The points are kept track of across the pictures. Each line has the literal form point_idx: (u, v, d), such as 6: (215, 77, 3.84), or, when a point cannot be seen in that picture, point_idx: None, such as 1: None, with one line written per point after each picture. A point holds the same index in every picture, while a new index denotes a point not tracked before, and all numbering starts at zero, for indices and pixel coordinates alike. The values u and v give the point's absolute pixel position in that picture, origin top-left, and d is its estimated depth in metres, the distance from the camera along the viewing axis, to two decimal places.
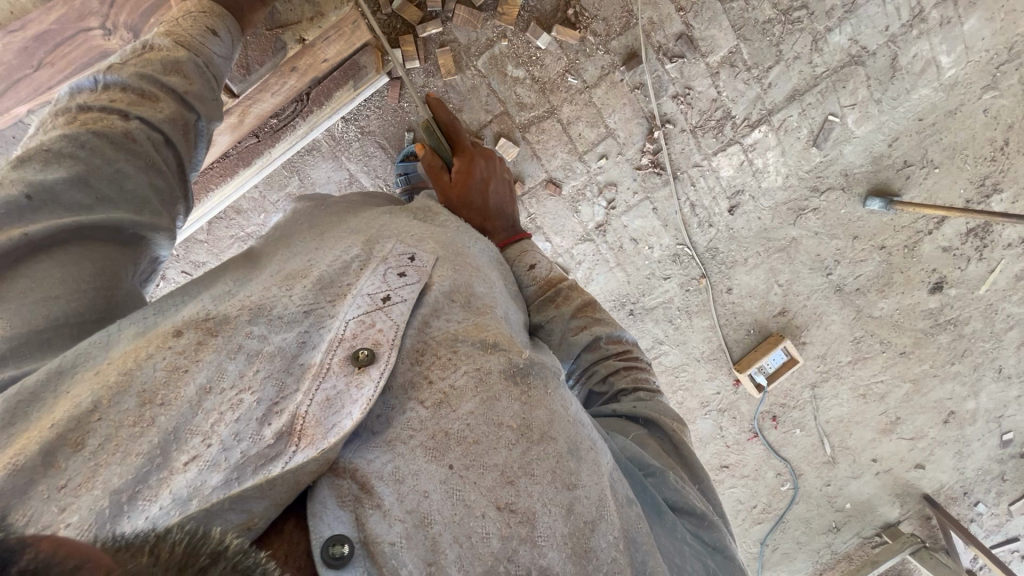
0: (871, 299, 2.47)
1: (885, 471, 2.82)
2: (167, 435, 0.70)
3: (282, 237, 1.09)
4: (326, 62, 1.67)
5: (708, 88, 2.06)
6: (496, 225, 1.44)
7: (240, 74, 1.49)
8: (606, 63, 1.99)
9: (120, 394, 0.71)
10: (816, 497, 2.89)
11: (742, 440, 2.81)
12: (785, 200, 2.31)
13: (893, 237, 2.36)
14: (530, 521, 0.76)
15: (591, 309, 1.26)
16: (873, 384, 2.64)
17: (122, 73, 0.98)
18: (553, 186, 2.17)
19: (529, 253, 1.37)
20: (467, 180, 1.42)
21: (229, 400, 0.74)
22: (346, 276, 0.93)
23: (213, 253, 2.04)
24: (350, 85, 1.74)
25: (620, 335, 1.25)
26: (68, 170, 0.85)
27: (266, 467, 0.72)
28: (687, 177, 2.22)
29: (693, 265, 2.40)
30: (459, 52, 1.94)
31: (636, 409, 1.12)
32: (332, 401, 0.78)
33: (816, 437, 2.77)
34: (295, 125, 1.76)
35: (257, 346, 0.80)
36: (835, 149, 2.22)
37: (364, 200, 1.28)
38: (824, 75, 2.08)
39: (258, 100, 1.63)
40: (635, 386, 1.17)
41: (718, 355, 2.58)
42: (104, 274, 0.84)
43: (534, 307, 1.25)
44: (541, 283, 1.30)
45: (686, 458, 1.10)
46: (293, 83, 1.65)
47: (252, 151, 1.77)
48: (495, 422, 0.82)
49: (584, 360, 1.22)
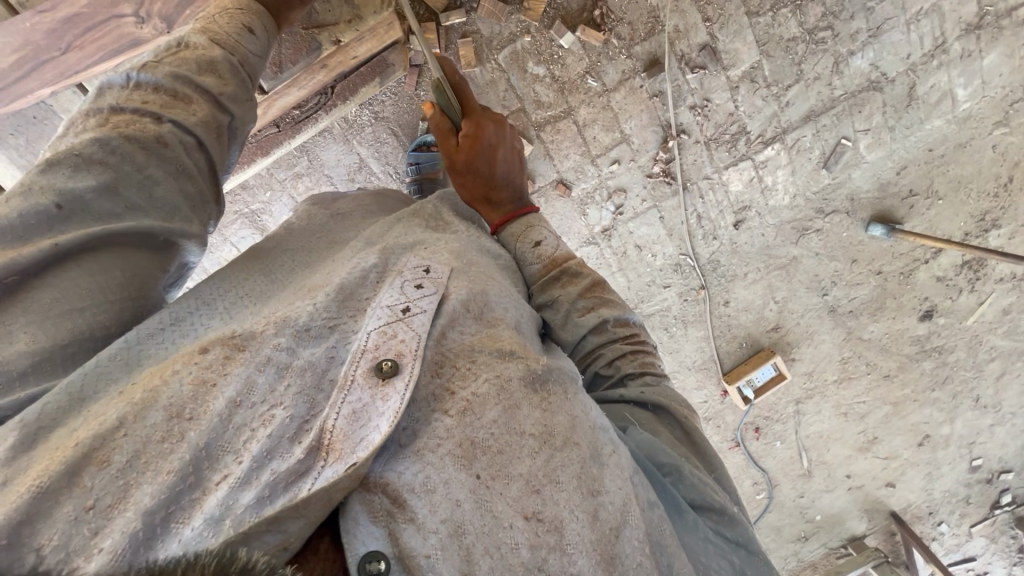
0: (863, 322, 2.51)
1: (857, 487, 2.91)
2: (197, 452, 0.72)
3: (298, 246, 1.12)
4: (355, 59, 1.67)
5: (726, 102, 2.05)
6: (501, 198, 1.35)
7: (272, 72, 1.60)
8: (627, 67, 1.97)
9: (148, 409, 0.73)
10: (789, 507, 2.98)
11: (724, 449, 2.86)
12: (790, 219, 2.32)
13: (890, 263, 2.40)
14: (559, 529, 0.77)
15: (599, 289, 1.24)
16: (855, 404, 2.71)
17: (156, 73, 0.98)
18: (563, 187, 2.17)
19: (536, 231, 1.31)
20: (474, 148, 1.34)
21: (261, 416, 0.77)
22: (365, 288, 0.95)
23: (215, 228, 2.00)
24: (376, 82, 1.73)
25: (627, 318, 1.22)
26: (97, 177, 0.86)
27: (297, 485, 0.72)
28: (696, 189, 2.22)
29: (694, 276, 2.41)
30: (481, 45, 1.91)
31: (645, 395, 1.12)
32: (358, 415, 0.79)
33: (795, 450, 2.84)
34: (318, 117, 1.76)
35: (286, 359, 0.83)
36: (843, 173, 2.23)
37: (378, 202, 1.30)
38: (841, 98, 2.08)
39: (283, 94, 1.65)
40: (641, 370, 1.16)
41: (709, 365, 2.62)
42: (131, 284, 0.86)
43: (538, 287, 1.23)
44: (546, 263, 1.25)
45: (697, 440, 1.11)
46: (320, 78, 1.66)
47: (272, 142, 1.78)
48: (517, 430, 0.82)
49: (590, 343, 1.19)
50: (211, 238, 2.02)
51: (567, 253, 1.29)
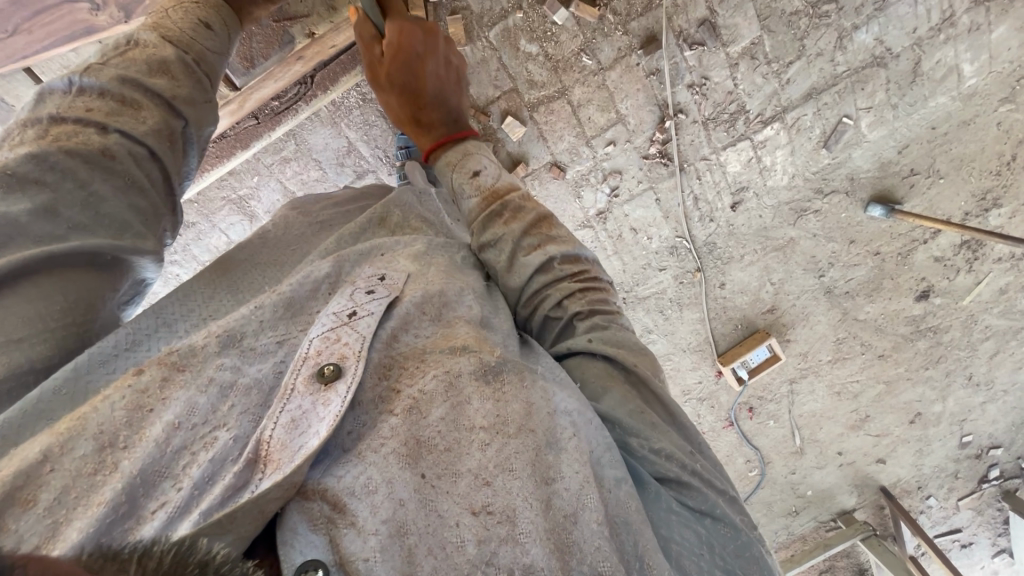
0: (859, 303, 2.51)
1: (848, 464, 2.96)
2: (132, 480, 0.75)
3: (261, 257, 1.17)
4: (333, 47, 1.62)
5: (725, 80, 1.99)
6: (434, 118, 1.35)
7: (243, 67, 1.58)
8: (623, 45, 1.90)
9: (76, 439, 0.77)
10: (780, 482, 3.04)
11: (717, 428, 2.89)
12: (788, 200, 2.28)
13: (888, 244, 2.37)
14: (509, 520, 0.77)
15: (545, 223, 1.22)
16: (849, 383, 2.72)
17: (101, 76, 1.00)
18: (557, 169, 2.11)
19: (475, 157, 1.30)
20: (402, 57, 1.35)
21: (204, 438, 0.81)
22: (315, 301, 1.02)
23: (202, 215, 1.96)
24: (357, 71, 1.68)
25: (576, 254, 1.20)
26: (33, 199, 0.88)
27: (234, 498, 0.75)
28: (693, 170, 2.17)
29: (690, 259, 2.39)
30: (471, 21, 1.84)
31: (592, 344, 1.07)
32: (297, 422, 0.82)
33: (787, 429, 2.87)
34: (298, 108, 1.74)
35: (230, 377, 0.88)
36: (844, 152, 2.19)
37: (351, 203, 1.36)
38: (845, 75, 2.02)
39: (260, 87, 1.64)
40: (592, 310, 1.13)
41: (704, 347, 2.62)
42: (76, 307, 0.89)
43: (481, 223, 1.22)
44: (488, 195, 1.25)
45: (662, 400, 1.05)
46: (297, 68, 1.64)
47: (252, 134, 1.76)
48: (466, 426, 0.83)
49: (537, 283, 1.16)
50: (199, 225, 1.97)
51: (508, 183, 1.28)
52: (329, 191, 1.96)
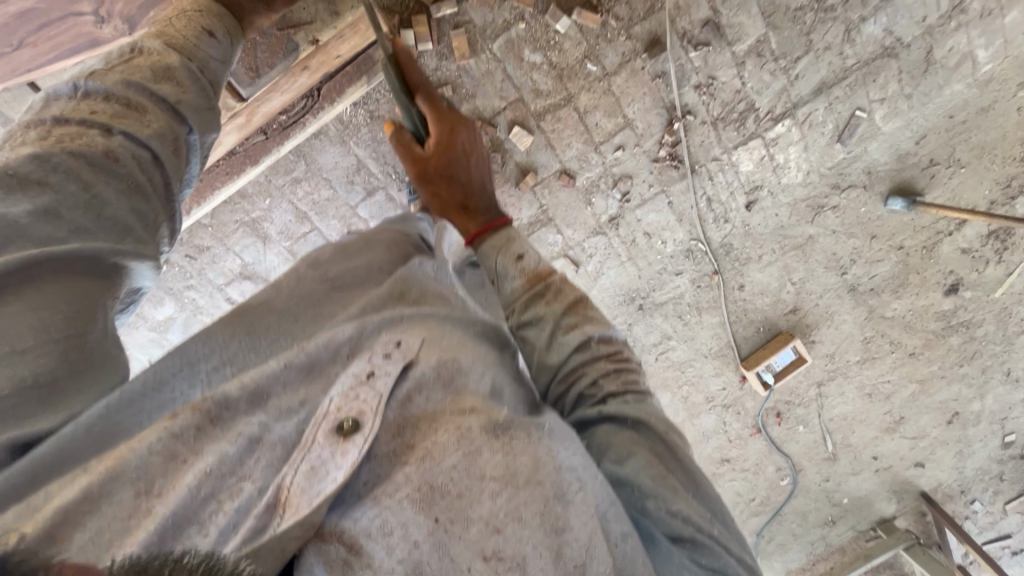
0: (884, 299, 2.43)
1: (884, 469, 2.83)
2: (166, 521, 0.75)
3: (267, 306, 1.06)
4: (339, 58, 1.63)
5: (732, 79, 1.97)
6: (477, 206, 1.38)
7: (249, 78, 1.56)
8: (627, 49, 1.89)
9: (116, 484, 0.77)
10: (814, 491, 2.91)
11: (745, 435, 2.76)
12: (804, 197, 2.24)
13: (911, 237, 2.30)
14: (519, 566, 0.77)
15: (587, 304, 1.18)
16: (880, 383, 2.63)
17: (105, 80, 1.01)
18: (566, 177, 2.10)
19: (516, 242, 1.28)
20: (448, 154, 1.42)
21: (229, 488, 0.80)
22: (334, 363, 0.96)
23: (216, 239, 1.96)
24: (363, 81, 1.68)
25: (612, 332, 1.15)
26: (33, 201, 0.85)
27: (254, 539, 0.76)
28: (705, 171, 2.14)
29: (706, 261, 2.33)
30: (474, 35, 1.83)
31: (624, 412, 1.04)
32: (316, 470, 0.83)
33: (818, 434, 2.75)
34: (304, 122, 1.74)
35: (258, 432, 0.86)
36: (859, 146, 2.14)
37: (365, 244, 1.25)
38: (854, 68, 1.99)
39: (267, 100, 1.64)
40: (625, 388, 1.08)
41: (725, 351, 2.53)
42: (78, 315, 0.86)
43: (518, 307, 1.18)
44: (528, 274, 1.21)
45: (687, 465, 1.01)
46: (303, 81, 1.64)
47: (261, 149, 1.77)
48: (478, 475, 0.82)
49: (573, 362, 1.11)
50: (214, 249, 1.97)
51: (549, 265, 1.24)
52: (340, 210, 1.96)
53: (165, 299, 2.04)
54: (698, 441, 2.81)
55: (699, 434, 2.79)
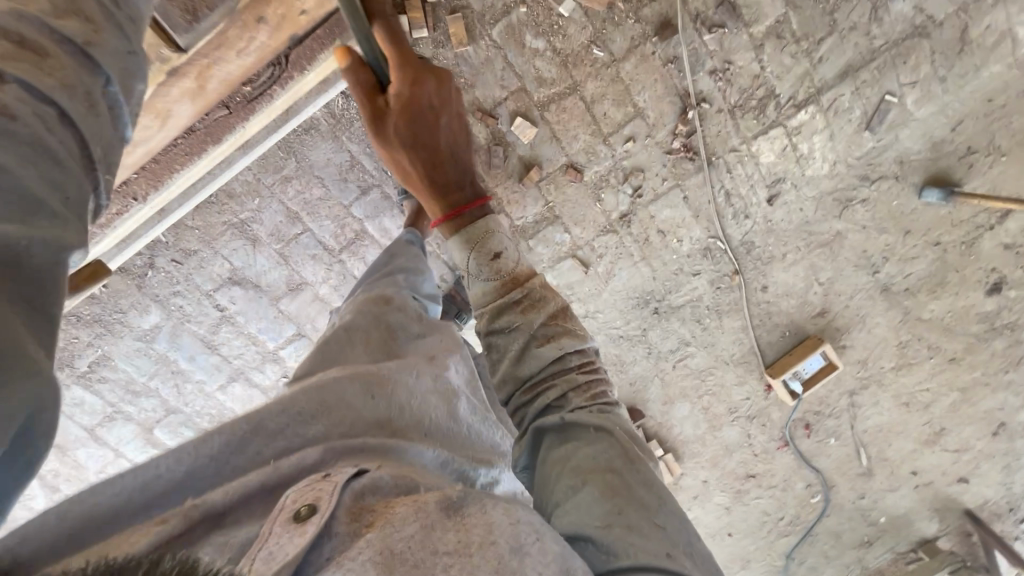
0: (921, 300, 2.24)
1: (925, 485, 2.61)
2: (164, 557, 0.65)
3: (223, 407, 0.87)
4: (305, 15, 1.44)
5: (751, 63, 1.84)
6: (445, 173, 1.34)
7: (186, 22, 1.32)
8: (636, 33, 1.79)
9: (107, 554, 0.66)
10: (848, 509, 2.68)
11: (771, 449, 2.54)
12: (831, 190, 2.07)
13: (949, 232, 2.12)
14: None
15: (561, 314, 1.33)
16: (918, 392, 2.42)
17: None
18: (573, 171, 1.97)
19: (494, 237, 1.35)
20: (412, 109, 1.29)
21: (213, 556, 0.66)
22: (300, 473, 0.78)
23: (203, 242, 1.85)
24: (338, 45, 1.49)
25: (585, 346, 1.29)
26: None
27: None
28: (723, 163, 2.00)
29: (726, 261, 2.15)
30: (472, 20, 1.75)
31: (576, 424, 1.12)
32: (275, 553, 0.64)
33: (851, 447, 2.55)
34: (272, 94, 1.52)
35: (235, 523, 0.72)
36: (890, 134, 1.98)
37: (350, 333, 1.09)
38: (883, 49, 1.85)
39: (221, 59, 1.42)
40: (590, 401, 1.19)
41: (749, 358, 2.34)
42: None
43: (497, 310, 1.32)
44: (507, 280, 1.35)
45: (642, 487, 1.00)
46: (264, 40, 1.44)
47: (223, 126, 1.53)
48: (432, 547, 0.64)
49: (545, 373, 1.25)
50: (201, 252, 1.87)
51: (528, 270, 1.38)
52: (333, 209, 1.86)
53: (151, 307, 1.93)
54: (721, 456, 2.57)
55: (722, 449, 2.55)
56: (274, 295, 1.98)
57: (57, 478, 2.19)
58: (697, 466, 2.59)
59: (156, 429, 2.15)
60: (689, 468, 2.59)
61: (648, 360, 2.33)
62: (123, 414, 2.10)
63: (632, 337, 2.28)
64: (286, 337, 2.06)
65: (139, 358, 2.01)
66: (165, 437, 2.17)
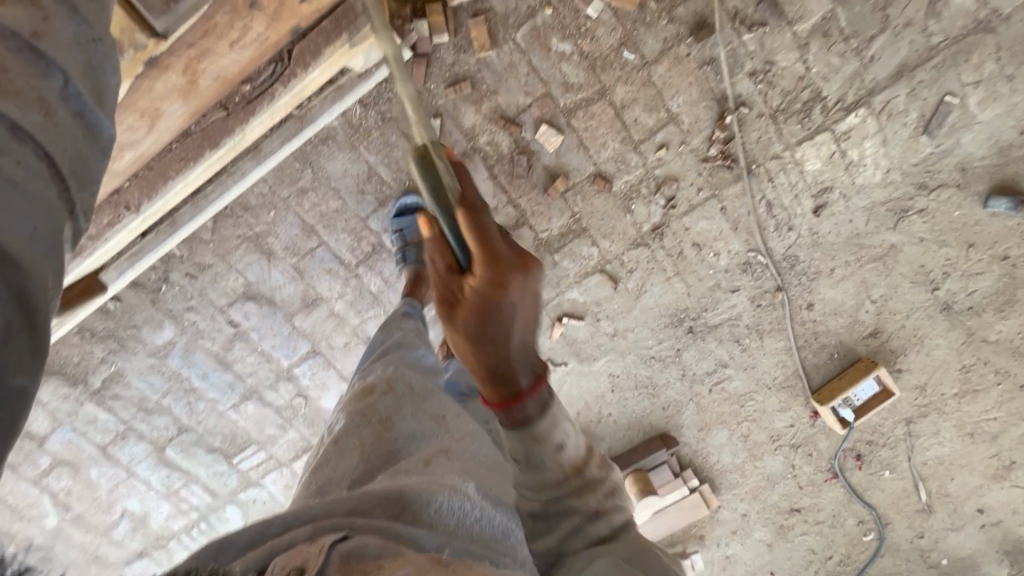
0: (987, 320, 2.03)
1: (993, 524, 2.33)
2: None
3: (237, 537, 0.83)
4: (307, 6, 1.38)
5: (794, 63, 1.72)
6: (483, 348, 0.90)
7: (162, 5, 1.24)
8: (669, 34, 1.70)
9: None
10: (905, 549, 2.41)
11: (818, 481, 2.33)
12: (884, 200, 1.89)
13: (1020, 245, 1.91)
14: None
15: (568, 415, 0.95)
16: (984, 422, 2.19)
17: None
18: (601, 181, 1.86)
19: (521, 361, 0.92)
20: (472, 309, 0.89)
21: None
22: (283, 544, 0.77)
23: (218, 256, 1.82)
24: (343, 40, 1.43)
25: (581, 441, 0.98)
26: None
27: None
28: (764, 171, 1.86)
29: (767, 277, 1.99)
30: (495, 24, 1.69)
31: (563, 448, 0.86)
32: None
33: (909, 481, 2.31)
34: (273, 92, 1.46)
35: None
36: (950, 138, 1.80)
37: (341, 448, 1.14)
38: (943, 46, 1.69)
39: (213, 51, 1.36)
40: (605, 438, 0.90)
41: (793, 382, 2.16)
42: None
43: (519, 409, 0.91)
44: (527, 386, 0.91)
45: None
46: (261, 31, 1.37)
47: (221, 129, 1.48)
48: None
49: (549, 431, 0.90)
50: (215, 266, 1.83)
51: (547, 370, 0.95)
52: (350, 222, 1.81)
53: (165, 323, 1.89)
54: (762, 488, 2.36)
55: (763, 479, 2.34)
56: (288, 311, 1.91)
57: (69, 497, 2.15)
58: (735, 498, 2.39)
59: (167, 449, 2.09)
60: (726, 500, 2.39)
61: (682, 382, 2.17)
62: (135, 433, 2.05)
63: (665, 358, 2.12)
64: (301, 355, 1.98)
65: (152, 374, 1.96)
66: (177, 457, 2.11)
